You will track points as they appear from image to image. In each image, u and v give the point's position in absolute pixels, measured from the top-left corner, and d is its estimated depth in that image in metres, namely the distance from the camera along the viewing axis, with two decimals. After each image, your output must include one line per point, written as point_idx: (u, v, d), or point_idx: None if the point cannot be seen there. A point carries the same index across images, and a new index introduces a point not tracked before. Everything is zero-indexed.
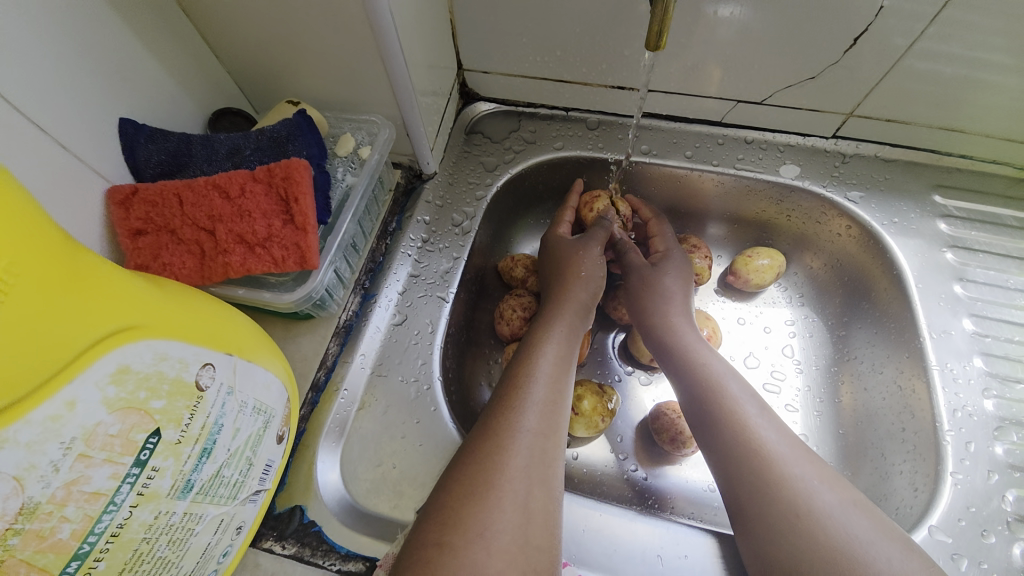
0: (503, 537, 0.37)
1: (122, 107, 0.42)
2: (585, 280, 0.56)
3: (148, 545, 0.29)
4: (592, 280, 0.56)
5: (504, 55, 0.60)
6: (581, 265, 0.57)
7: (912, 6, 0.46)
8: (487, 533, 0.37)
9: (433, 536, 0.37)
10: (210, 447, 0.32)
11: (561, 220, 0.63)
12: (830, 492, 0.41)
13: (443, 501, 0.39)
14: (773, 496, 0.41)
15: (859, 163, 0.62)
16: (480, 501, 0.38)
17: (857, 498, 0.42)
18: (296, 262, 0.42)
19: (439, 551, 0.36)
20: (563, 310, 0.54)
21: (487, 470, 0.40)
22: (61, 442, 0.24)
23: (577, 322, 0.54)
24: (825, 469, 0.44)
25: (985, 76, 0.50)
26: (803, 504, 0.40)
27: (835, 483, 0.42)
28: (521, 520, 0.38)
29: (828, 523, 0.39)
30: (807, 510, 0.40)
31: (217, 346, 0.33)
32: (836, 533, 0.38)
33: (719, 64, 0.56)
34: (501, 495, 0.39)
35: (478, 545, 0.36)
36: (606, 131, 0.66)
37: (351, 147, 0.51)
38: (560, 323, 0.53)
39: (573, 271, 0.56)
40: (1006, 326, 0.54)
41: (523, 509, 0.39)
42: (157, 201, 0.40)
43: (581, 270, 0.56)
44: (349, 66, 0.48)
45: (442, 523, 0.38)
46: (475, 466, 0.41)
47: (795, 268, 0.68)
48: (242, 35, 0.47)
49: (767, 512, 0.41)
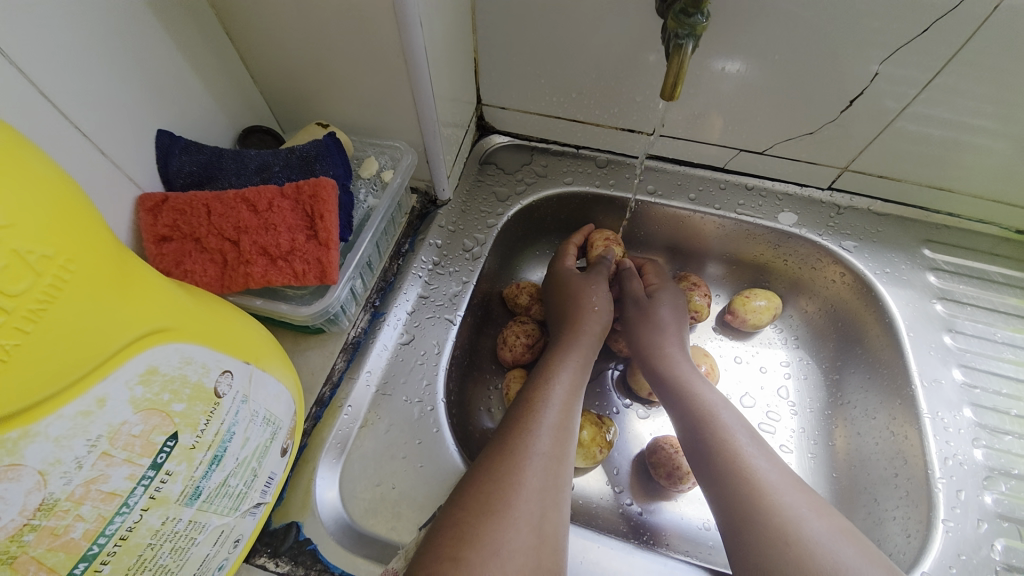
0: (516, 558, 0.38)
1: (161, 120, 0.44)
2: (599, 314, 0.58)
3: (151, 552, 0.29)
4: (603, 314, 0.58)
5: (523, 93, 0.64)
6: (593, 298, 0.59)
7: (904, 73, 0.50)
8: (502, 552, 0.38)
9: (449, 550, 0.38)
10: (221, 455, 0.32)
11: (567, 253, 0.65)
12: (819, 521, 0.42)
13: (458, 516, 0.40)
14: (763, 522, 0.42)
15: (853, 215, 0.65)
16: (496, 520, 0.40)
17: (844, 527, 0.42)
18: (316, 276, 0.43)
19: (454, 566, 0.37)
20: (578, 341, 0.55)
21: (503, 490, 0.41)
22: (87, 439, 0.24)
23: (591, 353, 0.55)
24: (815, 499, 0.44)
25: (972, 139, 0.54)
26: (792, 531, 0.41)
27: (824, 512, 0.43)
28: (533, 542, 0.39)
29: (817, 551, 0.39)
30: (797, 538, 0.40)
31: (237, 354, 0.34)
32: (825, 562, 0.39)
33: (724, 115, 0.59)
34: (513, 516, 0.40)
35: (493, 563, 0.37)
36: (615, 170, 0.69)
37: (374, 170, 0.53)
38: (575, 351, 0.54)
39: (586, 303, 0.58)
40: (994, 377, 0.56)
41: (537, 531, 0.40)
42: (186, 210, 0.41)
43: (595, 306, 0.58)
44: (378, 94, 0.51)
45: (455, 539, 0.39)
46: (492, 484, 0.42)
47: (791, 310, 0.70)
48: (280, 60, 0.49)
49: (757, 538, 0.41)
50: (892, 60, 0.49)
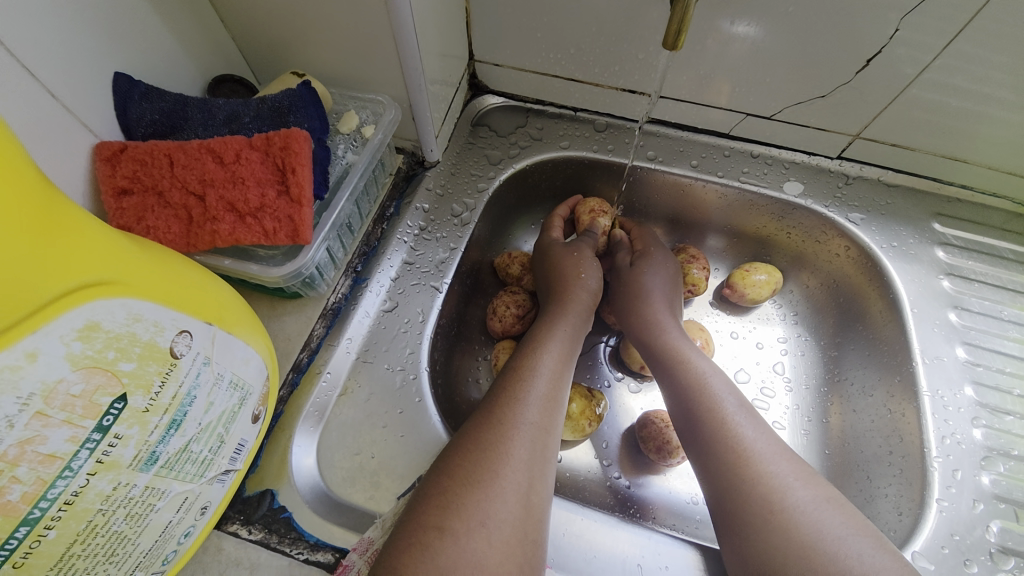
0: (502, 529, 0.37)
1: (119, 63, 0.40)
2: (585, 281, 0.56)
3: (103, 518, 0.28)
4: (590, 281, 0.56)
5: (517, 49, 0.60)
6: (580, 266, 0.56)
7: (923, 36, 0.46)
8: (488, 523, 0.37)
9: (434, 519, 0.36)
10: (180, 419, 0.30)
11: (550, 226, 0.62)
12: (805, 489, 0.40)
13: (444, 484, 0.38)
14: (748, 491, 0.41)
15: (861, 186, 0.62)
16: (481, 490, 0.38)
17: (832, 494, 0.41)
18: (288, 235, 0.40)
19: (440, 536, 0.35)
20: (567, 310, 0.53)
21: (490, 458, 0.40)
22: (17, 397, 0.22)
23: (581, 324, 0.53)
24: (802, 467, 0.43)
25: (991, 110, 0.51)
26: (777, 500, 0.40)
27: (812, 481, 0.42)
28: (520, 514, 0.38)
29: (802, 519, 0.38)
30: (781, 507, 0.39)
31: (198, 314, 0.32)
32: (810, 530, 0.37)
33: (729, 79, 0.56)
34: (498, 485, 0.39)
35: (478, 534, 0.36)
36: (614, 134, 0.65)
37: (354, 125, 0.50)
38: (564, 321, 0.52)
39: (572, 272, 0.56)
40: (998, 356, 0.54)
41: (523, 500, 0.39)
42: (147, 160, 0.38)
43: (580, 272, 0.56)
44: (358, 43, 0.47)
45: (441, 507, 0.37)
46: (480, 452, 0.40)
47: (791, 285, 0.68)
48: (251, 1, 0.45)
49: (743, 507, 0.40)
50: (912, 21, 0.45)
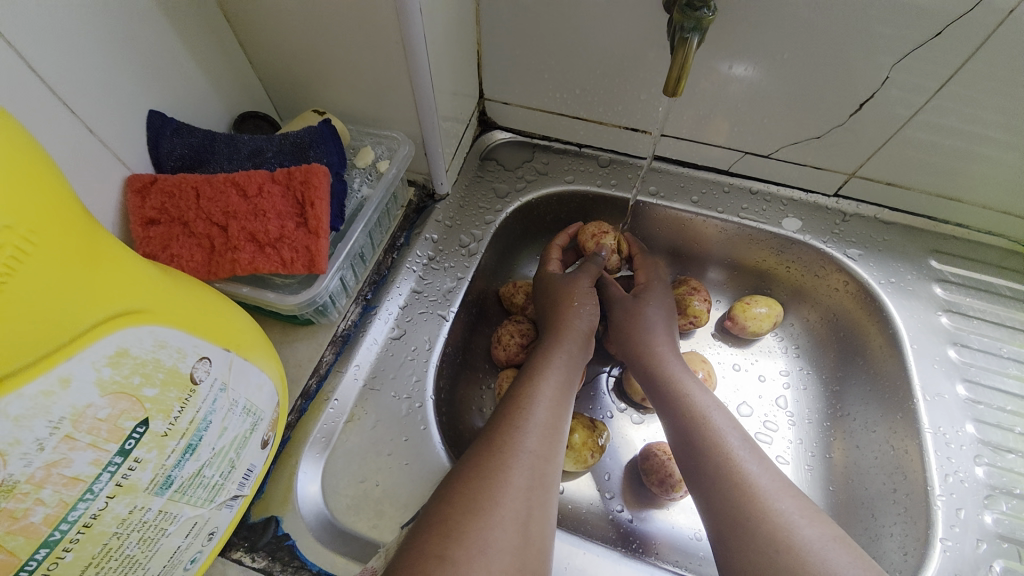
0: (503, 557, 0.37)
1: (153, 101, 0.43)
2: (580, 310, 0.56)
3: (117, 541, 0.28)
4: (586, 311, 0.56)
5: (526, 89, 0.63)
6: (574, 296, 0.57)
7: (915, 79, 0.49)
8: (488, 551, 0.37)
9: (435, 547, 0.36)
10: (195, 444, 0.31)
11: (549, 258, 0.63)
12: (810, 527, 0.40)
13: (445, 511, 0.39)
14: (753, 529, 0.41)
15: (858, 223, 0.64)
16: (481, 518, 0.38)
17: (837, 533, 0.41)
18: (304, 265, 0.42)
19: (440, 564, 0.35)
20: (562, 339, 0.54)
21: (491, 487, 0.40)
22: (49, 420, 0.23)
23: (576, 352, 0.54)
24: (807, 504, 0.43)
25: (983, 149, 0.53)
26: (781, 538, 0.40)
27: (816, 518, 0.42)
28: (520, 544, 0.38)
29: (807, 559, 0.38)
30: (786, 545, 0.39)
31: (217, 340, 0.33)
32: (816, 570, 0.37)
33: (728, 119, 0.58)
34: (499, 514, 0.39)
35: (479, 562, 0.36)
36: (617, 170, 0.67)
37: (370, 160, 0.52)
38: (561, 349, 0.53)
39: (568, 302, 0.57)
40: (999, 394, 0.55)
41: (522, 530, 0.39)
42: (175, 193, 0.40)
43: (574, 301, 0.57)
44: (377, 82, 0.50)
45: (442, 536, 0.37)
46: (481, 480, 0.41)
47: (791, 318, 0.69)
48: (278, 45, 0.49)
49: (748, 545, 0.40)
50: (904, 65, 0.48)
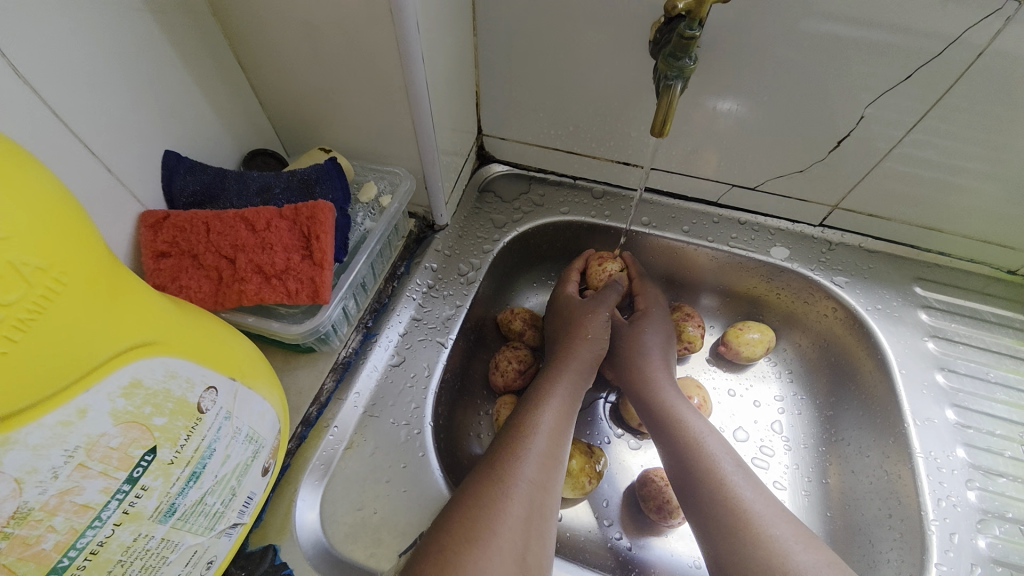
0: None
1: (168, 140, 0.45)
2: (592, 342, 0.57)
3: (120, 569, 0.29)
4: (598, 342, 0.58)
5: (522, 126, 0.66)
6: (587, 327, 0.58)
7: (892, 114, 0.51)
8: None
9: None
10: (199, 472, 0.32)
11: (568, 281, 0.65)
12: (806, 553, 0.41)
13: (443, 541, 0.39)
14: (751, 555, 0.41)
15: (843, 251, 0.66)
16: (477, 548, 0.39)
17: (833, 559, 0.41)
18: (308, 296, 0.43)
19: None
20: (566, 367, 0.55)
21: (488, 516, 0.41)
22: (65, 449, 0.25)
23: (580, 382, 0.55)
24: (802, 529, 0.44)
25: (960, 180, 0.55)
26: (778, 565, 0.40)
27: (811, 544, 0.42)
28: (516, 573, 0.39)
29: None
30: (783, 572, 0.40)
31: (224, 369, 0.34)
32: None
33: (716, 151, 0.61)
34: (495, 545, 0.39)
35: None
36: (610, 201, 0.70)
37: (373, 194, 0.54)
38: (564, 377, 0.54)
39: (580, 332, 0.58)
40: (988, 418, 0.56)
41: (519, 562, 0.40)
42: (186, 227, 0.42)
43: (587, 332, 0.58)
44: (381, 122, 0.53)
45: (439, 568, 0.38)
46: (477, 510, 0.41)
47: (783, 344, 0.70)
48: (288, 88, 0.52)
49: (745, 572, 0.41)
50: (881, 101, 0.51)
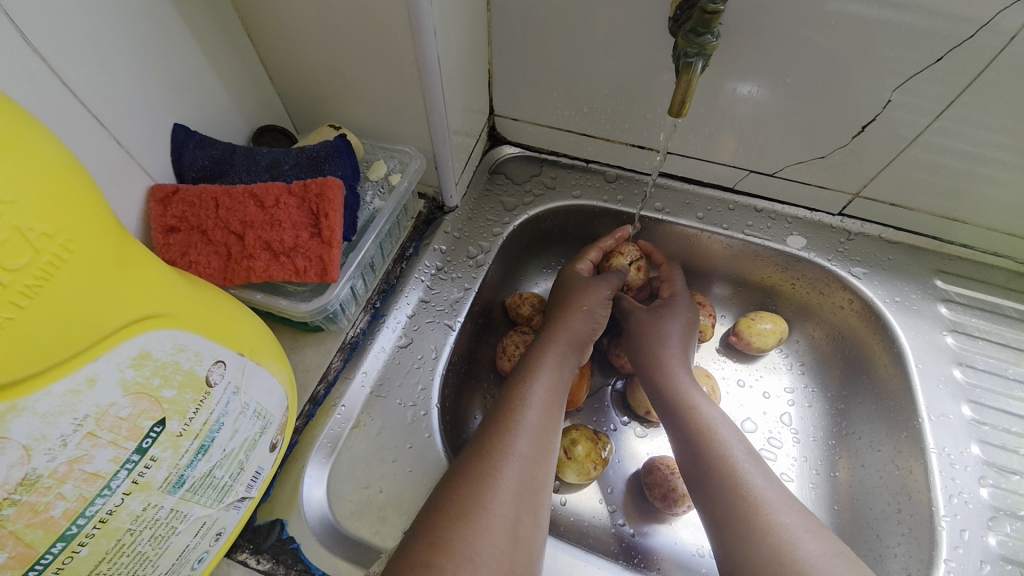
0: (492, 562, 0.38)
1: (178, 114, 0.45)
2: (586, 314, 0.56)
3: (131, 538, 0.30)
4: (593, 315, 0.56)
5: (535, 106, 0.64)
6: (586, 298, 0.57)
7: (920, 101, 0.49)
8: (476, 558, 0.37)
9: (423, 555, 0.37)
10: (208, 445, 0.32)
11: (585, 257, 0.63)
12: (814, 542, 0.41)
13: (436, 519, 0.40)
14: (758, 542, 0.41)
15: (862, 242, 0.64)
16: (470, 525, 0.39)
17: (841, 549, 0.41)
18: (317, 273, 0.43)
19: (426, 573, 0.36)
20: (555, 338, 0.54)
21: (481, 490, 0.41)
22: (74, 418, 0.25)
23: (570, 353, 0.54)
24: (812, 519, 0.43)
25: (989, 170, 0.53)
26: (787, 552, 0.40)
27: (822, 534, 0.42)
28: (509, 549, 0.39)
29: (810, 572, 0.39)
30: (792, 560, 0.40)
31: (232, 345, 0.34)
32: None
33: (734, 136, 0.59)
34: (487, 520, 0.40)
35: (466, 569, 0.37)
36: (623, 185, 0.69)
37: (382, 173, 0.54)
38: (554, 350, 0.53)
39: (576, 303, 0.57)
40: (1004, 415, 0.55)
41: (512, 535, 0.40)
42: (195, 202, 0.42)
43: (584, 304, 0.57)
44: (391, 100, 0.52)
45: (431, 544, 0.38)
46: (472, 484, 0.41)
47: (797, 335, 0.69)
48: (298, 62, 0.51)
49: (753, 557, 0.41)
50: (909, 87, 0.48)
